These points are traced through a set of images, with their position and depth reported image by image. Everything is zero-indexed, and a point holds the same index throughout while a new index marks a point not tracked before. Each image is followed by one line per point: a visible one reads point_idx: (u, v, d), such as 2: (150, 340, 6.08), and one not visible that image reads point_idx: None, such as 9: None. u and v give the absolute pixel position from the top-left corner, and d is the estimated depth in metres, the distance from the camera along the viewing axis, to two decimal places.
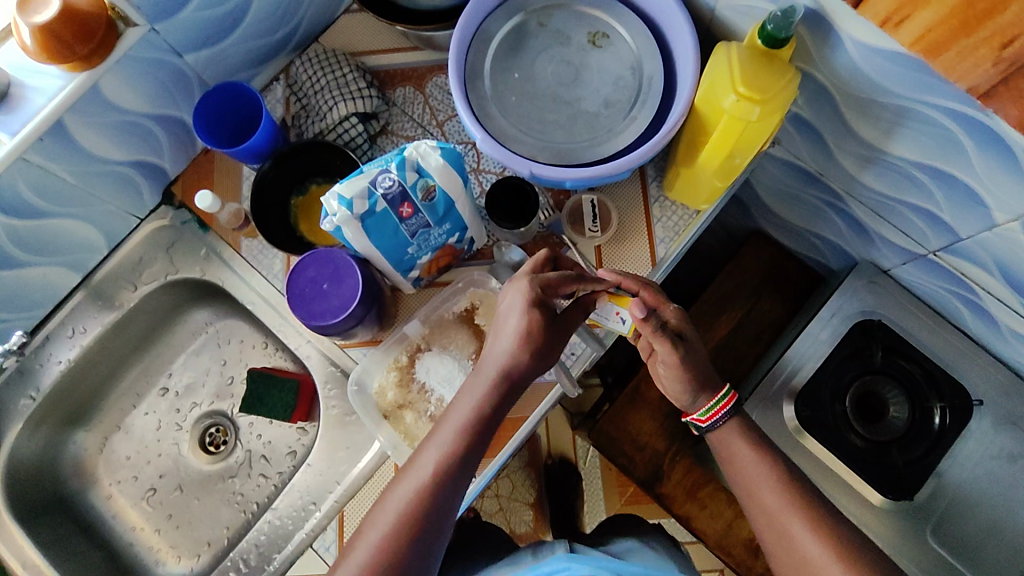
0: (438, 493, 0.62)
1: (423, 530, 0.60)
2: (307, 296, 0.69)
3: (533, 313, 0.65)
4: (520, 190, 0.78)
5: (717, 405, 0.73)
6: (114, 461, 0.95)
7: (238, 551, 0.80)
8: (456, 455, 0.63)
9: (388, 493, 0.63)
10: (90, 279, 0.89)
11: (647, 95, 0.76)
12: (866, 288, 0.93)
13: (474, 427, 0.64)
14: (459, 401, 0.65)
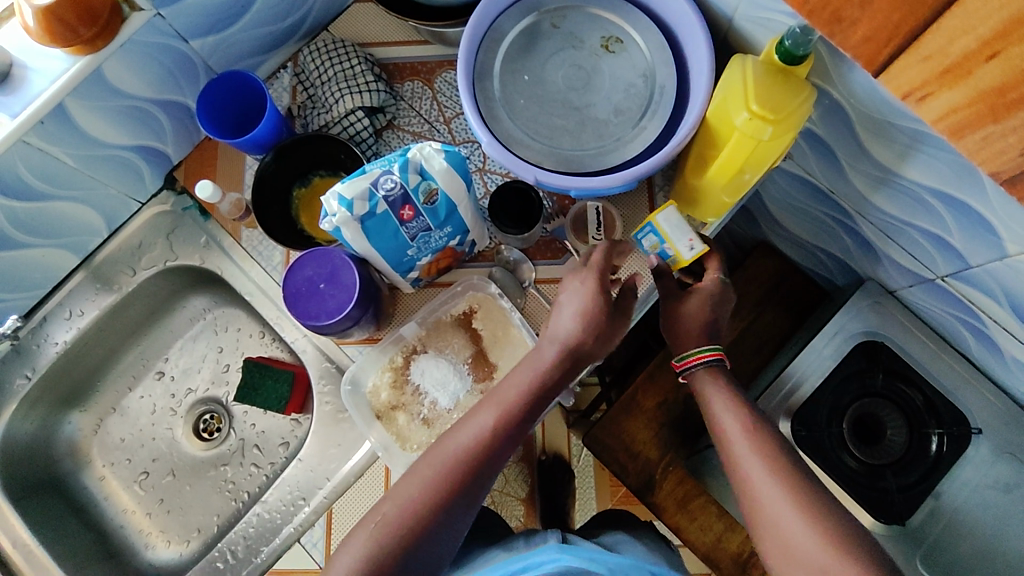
0: (487, 456, 0.62)
1: (466, 486, 0.61)
2: (302, 295, 0.67)
3: (598, 295, 0.66)
4: (525, 194, 0.77)
5: (704, 351, 0.72)
6: (108, 443, 0.96)
7: (226, 543, 0.79)
8: (513, 422, 0.63)
9: (438, 444, 0.63)
10: (91, 260, 0.89)
11: (658, 104, 0.74)
12: (872, 307, 0.92)
13: (533, 399, 0.64)
14: (518, 370, 0.65)
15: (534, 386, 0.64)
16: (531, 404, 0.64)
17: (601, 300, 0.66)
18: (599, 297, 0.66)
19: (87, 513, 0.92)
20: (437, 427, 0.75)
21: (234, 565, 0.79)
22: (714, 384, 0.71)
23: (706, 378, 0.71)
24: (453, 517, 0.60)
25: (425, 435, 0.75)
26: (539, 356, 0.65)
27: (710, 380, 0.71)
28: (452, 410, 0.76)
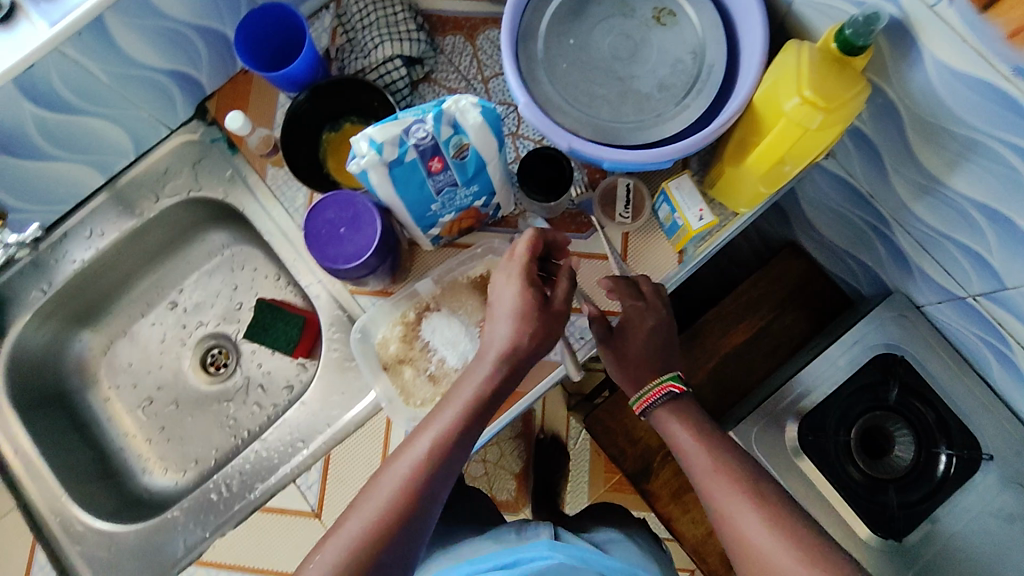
0: (430, 479, 0.60)
1: (412, 513, 0.58)
2: (321, 237, 0.66)
3: (530, 291, 0.64)
4: (556, 161, 0.75)
5: (655, 388, 0.73)
6: (115, 365, 0.96)
7: (222, 475, 0.78)
8: (453, 439, 0.61)
9: (377, 479, 0.61)
10: (115, 181, 0.89)
11: (704, 83, 0.72)
12: (892, 318, 0.89)
13: (472, 413, 0.62)
14: (455, 391, 0.63)
15: (470, 401, 0.62)
16: (467, 427, 0.62)
17: (534, 296, 0.64)
18: (531, 293, 0.64)
19: (89, 431, 0.93)
20: (443, 385, 0.75)
21: (228, 499, 0.77)
22: (671, 414, 0.72)
23: (661, 414, 0.73)
24: (403, 547, 0.58)
25: (430, 392, 0.75)
26: (474, 371, 0.64)
27: (664, 415, 0.73)
28: (459, 370, 0.75)
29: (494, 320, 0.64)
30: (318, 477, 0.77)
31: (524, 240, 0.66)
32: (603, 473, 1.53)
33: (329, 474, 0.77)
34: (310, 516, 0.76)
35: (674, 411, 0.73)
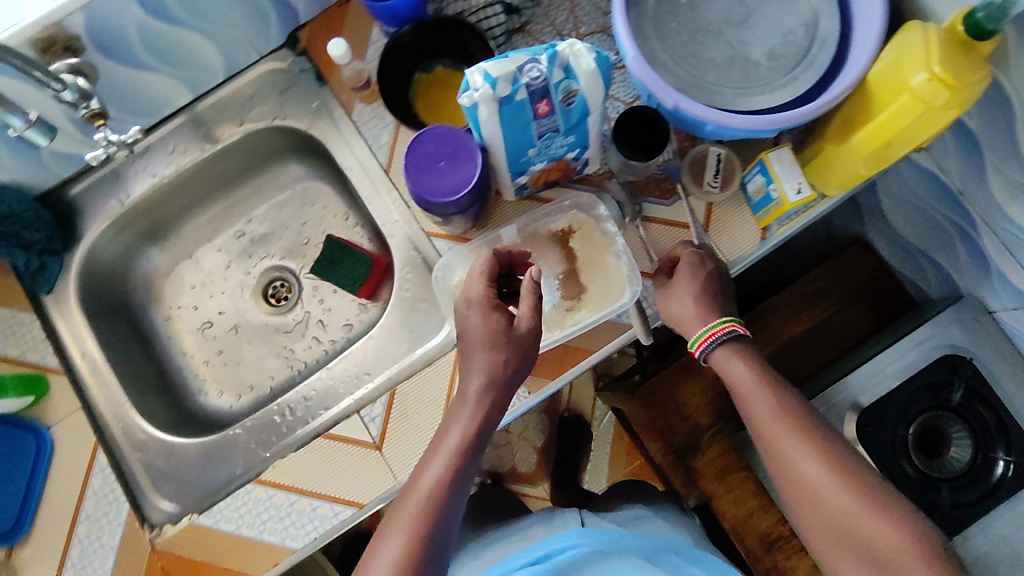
0: (437, 521, 0.59)
1: (425, 562, 0.58)
2: (419, 170, 0.66)
3: (495, 314, 0.67)
4: (654, 122, 0.74)
5: (717, 326, 0.72)
6: (179, 286, 0.97)
7: (286, 399, 0.83)
8: (452, 477, 0.62)
9: (382, 534, 0.59)
10: (192, 107, 0.90)
11: (814, 57, 0.71)
12: (957, 321, 0.88)
13: (466, 450, 0.63)
14: (449, 425, 0.65)
15: (463, 439, 0.64)
16: (470, 453, 0.64)
17: (502, 319, 0.67)
18: (498, 315, 0.67)
19: (150, 344, 0.94)
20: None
21: (291, 422, 0.82)
22: (730, 351, 0.72)
23: (721, 352, 0.72)
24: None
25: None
26: (462, 413, 0.66)
27: (725, 354, 0.72)
28: None
29: (475, 360, 0.66)
30: (382, 410, 0.78)
31: (480, 273, 0.69)
32: (625, 457, 1.52)
33: (393, 409, 0.78)
34: (371, 447, 0.78)
35: (733, 350, 0.72)
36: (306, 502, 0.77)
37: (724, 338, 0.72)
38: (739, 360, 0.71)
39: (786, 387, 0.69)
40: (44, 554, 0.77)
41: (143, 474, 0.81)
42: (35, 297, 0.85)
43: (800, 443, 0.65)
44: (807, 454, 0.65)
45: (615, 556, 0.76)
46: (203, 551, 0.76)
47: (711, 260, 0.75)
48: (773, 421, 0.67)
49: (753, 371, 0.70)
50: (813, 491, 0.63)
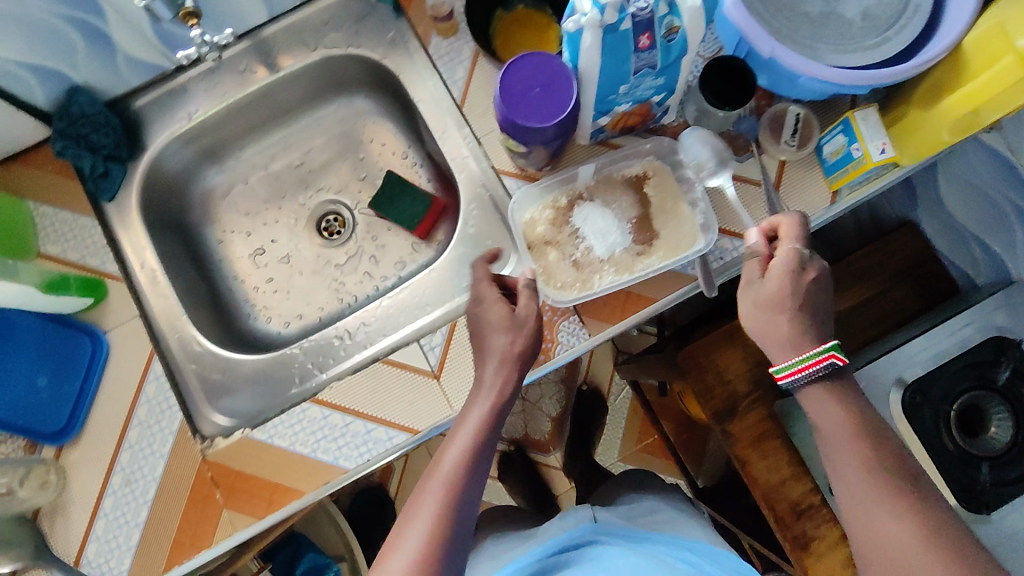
0: (463, 498, 0.59)
1: (453, 538, 0.57)
2: (514, 95, 0.67)
3: (502, 305, 0.69)
4: (739, 72, 0.73)
5: (818, 356, 0.65)
6: (233, 210, 0.97)
7: (345, 324, 0.85)
8: (476, 455, 0.61)
9: (409, 514, 0.58)
10: (257, 32, 0.89)
11: (908, 20, 0.71)
12: (1003, 305, 0.91)
13: (489, 427, 0.63)
14: (471, 406, 0.65)
15: (486, 417, 0.63)
16: (493, 431, 0.63)
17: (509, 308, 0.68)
18: (506, 307, 0.68)
19: (203, 265, 0.94)
20: (585, 273, 0.76)
21: (348, 347, 0.84)
22: (821, 390, 0.66)
23: (812, 387, 0.66)
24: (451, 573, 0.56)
25: (571, 277, 0.76)
26: (485, 392, 0.65)
27: (817, 390, 0.66)
28: (604, 262, 0.77)
29: (492, 349, 0.67)
30: (441, 341, 0.79)
31: (481, 266, 0.74)
32: (638, 433, 1.51)
33: (452, 340, 0.79)
34: (428, 375, 0.78)
35: (827, 389, 0.66)
36: (360, 424, 0.77)
37: (824, 370, 0.66)
38: (835, 400, 0.65)
39: (888, 442, 0.64)
40: (93, 457, 0.77)
41: (197, 385, 0.83)
42: (97, 203, 0.85)
43: (894, 501, 0.60)
44: (894, 514, 0.60)
45: (624, 561, 0.72)
46: (252, 465, 0.77)
47: (815, 265, 0.68)
48: (865, 474, 0.62)
49: (848, 418, 0.65)
50: (901, 554, 0.58)
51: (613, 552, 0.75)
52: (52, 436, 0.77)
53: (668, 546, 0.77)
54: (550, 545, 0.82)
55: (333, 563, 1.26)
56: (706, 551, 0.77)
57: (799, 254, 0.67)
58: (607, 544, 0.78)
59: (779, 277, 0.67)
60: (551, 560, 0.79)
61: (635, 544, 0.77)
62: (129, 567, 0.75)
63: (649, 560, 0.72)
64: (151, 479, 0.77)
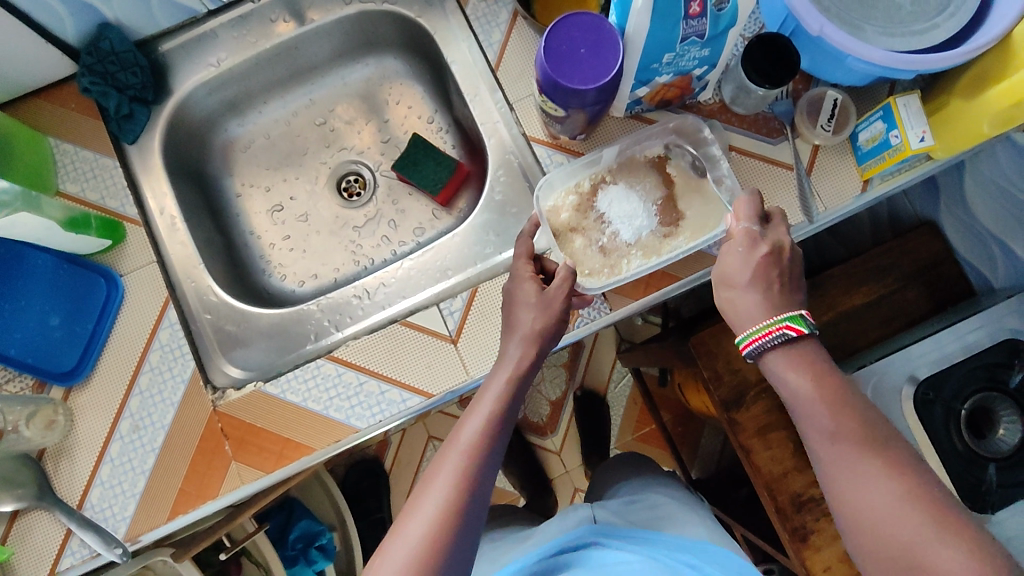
0: (483, 465, 0.58)
1: (471, 506, 0.56)
2: (559, 54, 0.66)
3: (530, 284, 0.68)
4: (784, 50, 0.72)
5: (771, 327, 0.60)
6: (253, 164, 0.96)
7: (364, 284, 0.83)
8: (498, 424, 0.61)
9: (428, 480, 0.58)
10: None
11: (959, 8, 0.70)
12: (1015, 311, 0.91)
13: (512, 396, 0.62)
14: (492, 378, 0.64)
15: (510, 386, 0.63)
16: (514, 405, 0.62)
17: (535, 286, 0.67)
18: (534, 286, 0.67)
19: (220, 217, 0.93)
20: (613, 258, 0.74)
21: (367, 306, 0.83)
22: (787, 356, 0.60)
23: (775, 356, 0.61)
24: (468, 540, 0.56)
25: (599, 263, 0.74)
26: (510, 360, 0.65)
27: (781, 361, 0.61)
28: (631, 246, 0.74)
29: (519, 324, 0.66)
30: (461, 306, 0.78)
31: (523, 239, 0.71)
32: (635, 422, 1.49)
33: (473, 305, 0.78)
34: (446, 340, 0.77)
35: (791, 354, 0.60)
36: (374, 385, 0.76)
37: (778, 341, 0.60)
38: (800, 367, 0.59)
39: (853, 400, 0.58)
40: (102, 401, 0.76)
41: (211, 335, 0.82)
42: (118, 145, 0.83)
43: (865, 466, 0.55)
44: (877, 478, 0.55)
45: (626, 570, 0.70)
46: (264, 418, 0.76)
47: (770, 239, 0.64)
48: (831, 445, 0.57)
49: (813, 383, 0.59)
50: (880, 521, 0.53)
51: (615, 559, 0.73)
52: (61, 377, 0.75)
53: (676, 550, 0.75)
54: (551, 547, 0.80)
55: (327, 530, 1.25)
56: (712, 555, 0.74)
57: (748, 229, 0.64)
58: (612, 549, 0.76)
59: (736, 258, 0.64)
60: (546, 562, 0.77)
61: (642, 549, 0.75)
62: (133, 513, 0.74)
63: (655, 567, 0.70)
64: (160, 427, 0.76)
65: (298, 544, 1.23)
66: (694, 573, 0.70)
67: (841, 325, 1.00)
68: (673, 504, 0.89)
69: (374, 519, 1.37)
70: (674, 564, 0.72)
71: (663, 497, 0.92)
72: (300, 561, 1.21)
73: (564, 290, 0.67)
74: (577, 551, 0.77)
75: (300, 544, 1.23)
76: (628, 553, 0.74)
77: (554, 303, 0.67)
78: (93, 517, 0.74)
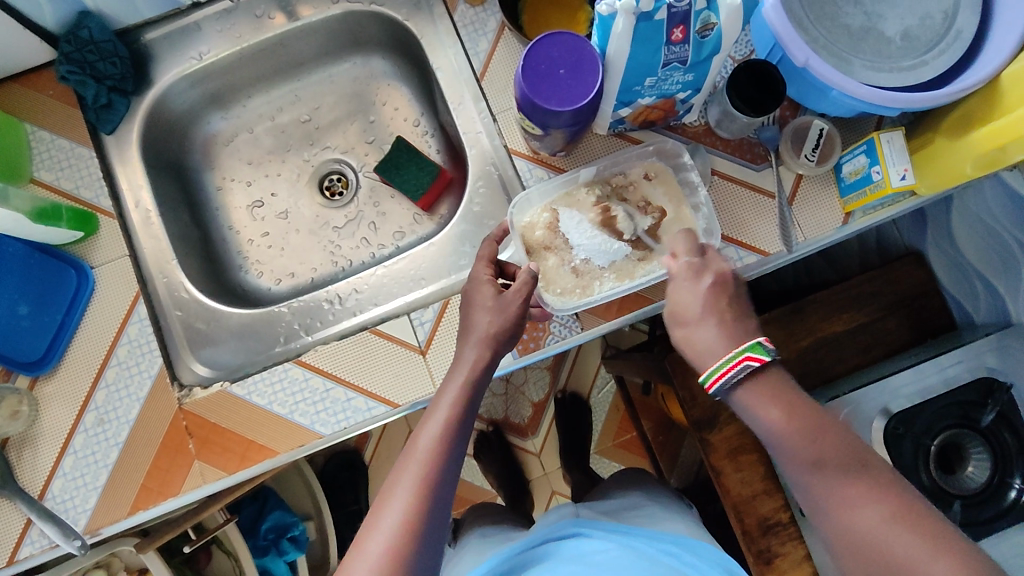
0: (441, 476, 0.58)
1: (431, 518, 0.56)
2: (538, 73, 0.65)
3: (488, 288, 0.66)
4: (769, 78, 0.71)
5: (732, 361, 0.59)
6: (236, 159, 0.95)
7: (336, 289, 0.85)
8: (455, 432, 0.60)
9: (386, 493, 0.57)
10: None
11: (948, 46, 0.69)
12: (995, 348, 0.89)
13: (468, 401, 0.62)
14: (446, 388, 0.63)
15: (465, 391, 0.62)
16: (468, 416, 0.61)
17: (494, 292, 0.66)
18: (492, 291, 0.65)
19: (199, 210, 0.93)
20: (585, 279, 0.74)
21: (337, 312, 0.84)
22: (753, 393, 0.58)
23: (741, 394, 0.59)
24: (431, 551, 0.56)
25: (571, 284, 0.74)
26: (465, 364, 0.63)
27: (750, 395, 0.59)
28: (604, 269, 0.74)
29: (475, 328, 0.65)
30: (432, 317, 0.78)
31: (487, 243, 0.70)
32: (615, 429, 1.47)
33: (444, 317, 0.78)
34: (415, 350, 0.77)
35: (757, 388, 0.59)
36: (341, 391, 0.76)
37: (742, 375, 0.58)
38: (768, 401, 0.58)
39: (829, 425, 0.57)
40: (66, 392, 0.76)
41: (180, 331, 0.82)
42: (96, 134, 0.83)
43: (851, 489, 0.55)
44: (862, 501, 0.54)
45: (603, 558, 0.71)
46: (229, 419, 0.76)
47: (713, 268, 0.64)
48: (814, 473, 0.56)
49: (786, 418, 0.57)
50: (871, 544, 0.53)
51: (590, 548, 0.73)
52: (28, 367, 0.75)
53: (648, 538, 0.76)
54: (528, 542, 0.80)
55: (299, 522, 1.24)
56: (691, 545, 0.76)
57: (690, 261, 0.64)
58: (585, 538, 0.76)
59: (686, 292, 0.63)
60: (521, 558, 0.77)
61: (616, 537, 0.75)
62: (94, 506, 0.74)
63: (632, 556, 0.71)
64: (125, 422, 0.75)
65: (270, 535, 1.21)
66: (674, 562, 0.71)
67: (819, 352, 1.00)
68: (650, 506, 0.89)
69: (350, 512, 1.37)
70: (653, 552, 0.72)
71: (641, 498, 0.91)
72: (272, 551, 1.20)
73: (522, 294, 0.65)
74: (552, 544, 0.77)
75: (272, 535, 1.21)
76: (602, 541, 0.74)
77: (520, 324, 0.66)
78: (53, 508, 0.74)
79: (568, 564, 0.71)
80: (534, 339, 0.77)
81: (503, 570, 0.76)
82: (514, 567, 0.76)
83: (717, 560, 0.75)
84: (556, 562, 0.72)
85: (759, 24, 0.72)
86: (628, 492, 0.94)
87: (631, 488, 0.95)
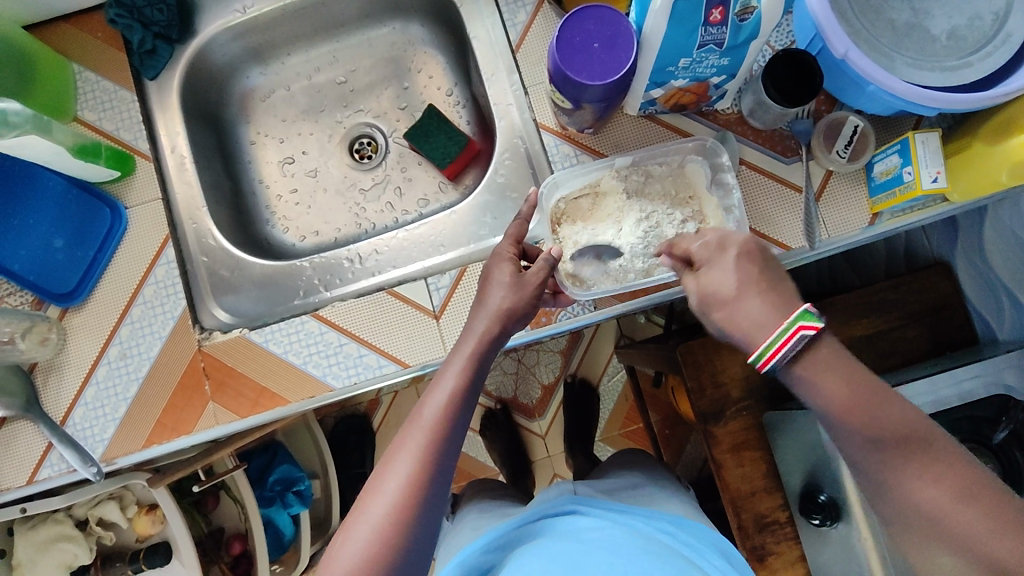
0: (444, 443, 0.59)
1: (433, 484, 0.57)
2: (572, 45, 0.65)
3: (507, 264, 0.67)
4: (807, 69, 0.70)
5: (786, 333, 0.55)
6: (271, 115, 0.97)
7: (357, 249, 0.87)
8: (461, 401, 0.61)
9: (391, 456, 0.59)
10: None
11: (995, 50, 0.67)
12: (1016, 365, 0.88)
13: (474, 373, 0.62)
14: (454, 357, 0.63)
15: (472, 363, 0.62)
16: (474, 385, 0.62)
17: (508, 265, 0.67)
18: (511, 265, 0.67)
19: (231, 161, 0.95)
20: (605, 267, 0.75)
21: (357, 271, 0.86)
22: (810, 368, 0.56)
23: (798, 369, 0.56)
24: (433, 516, 0.58)
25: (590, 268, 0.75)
26: (473, 336, 0.64)
27: (810, 368, 0.56)
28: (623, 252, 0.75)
29: (488, 302, 0.65)
30: (448, 283, 0.79)
31: (516, 222, 0.70)
32: (622, 418, 1.47)
33: (459, 284, 0.79)
34: (429, 314, 0.78)
35: (817, 363, 0.56)
36: (354, 348, 0.78)
37: (799, 346, 0.55)
38: (826, 375, 0.55)
39: (890, 400, 0.54)
40: (94, 325, 0.79)
41: (205, 277, 0.85)
42: (139, 79, 0.85)
43: (913, 466, 0.52)
44: (926, 478, 0.52)
45: (599, 535, 0.71)
46: (245, 364, 0.78)
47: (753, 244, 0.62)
48: (870, 450, 0.54)
49: (845, 393, 0.55)
50: (936, 519, 0.51)
51: (585, 525, 0.74)
52: (59, 297, 0.78)
53: (644, 519, 0.76)
54: (525, 517, 0.81)
55: (305, 477, 1.27)
56: (687, 533, 0.76)
57: (705, 244, 0.61)
58: (580, 515, 0.77)
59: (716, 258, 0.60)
60: (515, 533, 0.78)
61: (612, 516, 0.76)
62: (111, 436, 0.77)
63: (627, 533, 0.72)
64: (146, 358, 0.78)
65: (277, 487, 1.24)
66: (666, 541, 0.72)
67: None
68: (652, 488, 0.89)
69: (354, 474, 1.39)
70: (646, 530, 0.73)
71: (642, 481, 0.92)
72: (277, 503, 1.23)
73: (540, 276, 0.66)
74: (548, 520, 0.78)
75: (279, 487, 1.24)
76: (598, 518, 0.75)
77: (534, 305, 0.67)
78: (72, 434, 0.77)
79: (560, 540, 0.72)
80: (546, 315, 0.78)
81: (497, 544, 0.77)
82: (508, 542, 0.77)
83: (714, 544, 0.75)
84: (551, 538, 0.73)
85: (801, 12, 0.71)
86: (630, 472, 0.95)
87: (631, 471, 0.96)
